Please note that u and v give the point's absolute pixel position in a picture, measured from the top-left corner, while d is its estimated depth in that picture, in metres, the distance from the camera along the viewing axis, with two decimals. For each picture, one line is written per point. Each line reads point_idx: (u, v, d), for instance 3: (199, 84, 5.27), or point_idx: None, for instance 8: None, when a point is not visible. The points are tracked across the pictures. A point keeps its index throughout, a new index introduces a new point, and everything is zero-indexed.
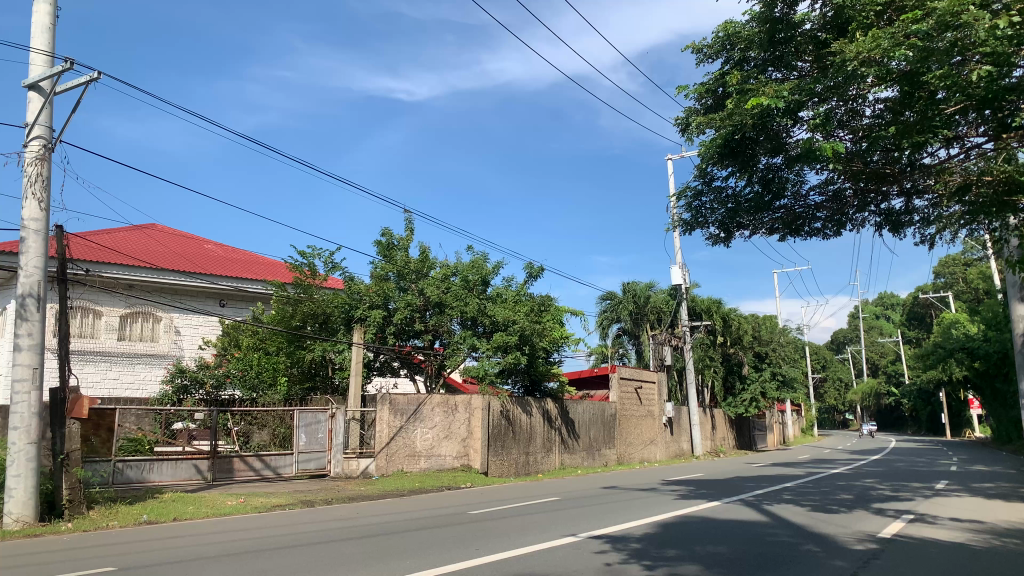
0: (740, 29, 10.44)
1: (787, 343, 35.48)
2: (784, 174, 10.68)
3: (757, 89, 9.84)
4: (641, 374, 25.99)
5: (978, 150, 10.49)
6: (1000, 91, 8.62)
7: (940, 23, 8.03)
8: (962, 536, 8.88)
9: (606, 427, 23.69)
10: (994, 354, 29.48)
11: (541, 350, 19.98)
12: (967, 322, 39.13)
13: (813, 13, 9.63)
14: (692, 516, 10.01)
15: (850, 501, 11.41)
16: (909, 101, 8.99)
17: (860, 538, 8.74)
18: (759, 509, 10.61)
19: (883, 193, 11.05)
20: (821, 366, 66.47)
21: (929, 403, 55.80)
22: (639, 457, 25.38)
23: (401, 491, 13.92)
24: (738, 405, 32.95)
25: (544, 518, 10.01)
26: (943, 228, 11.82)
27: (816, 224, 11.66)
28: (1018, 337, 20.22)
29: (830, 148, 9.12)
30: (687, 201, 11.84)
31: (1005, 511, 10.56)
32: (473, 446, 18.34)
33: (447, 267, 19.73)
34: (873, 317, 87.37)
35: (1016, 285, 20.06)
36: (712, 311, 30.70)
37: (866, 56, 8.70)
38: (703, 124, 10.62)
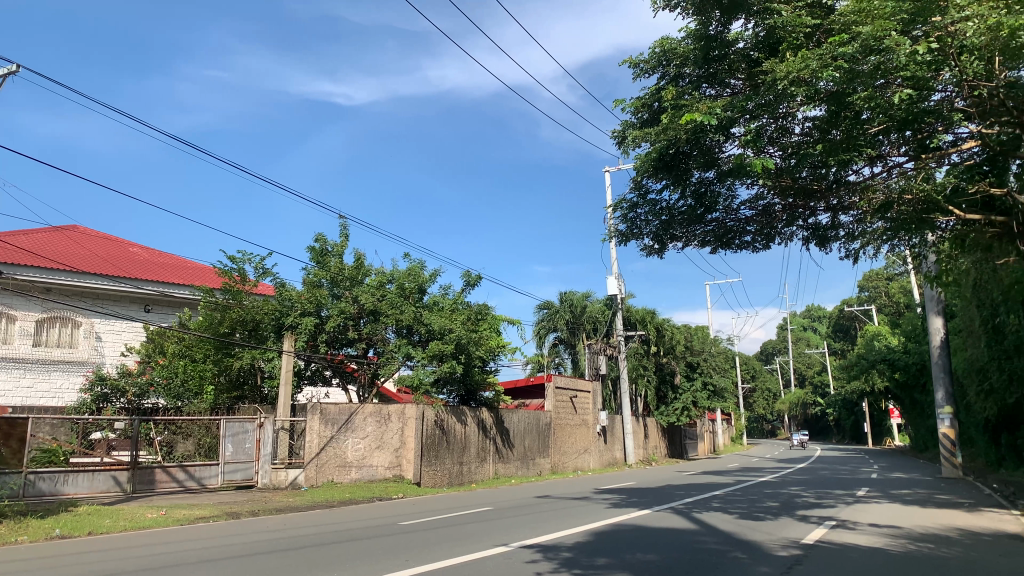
0: (676, 45, 10.54)
1: (718, 353, 36.29)
2: (715, 188, 10.89)
3: (691, 105, 10.04)
4: (576, 383, 26.17)
5: (899, 170, 10.89)
6: (920, 113, 9.06)
7: (864, 47, 8.42)
8: (881, 541, 9.18)
9: (541, 436, 23.75)
10: (913, 365, 30.74)
11: (478, 359, 19.89)
12: (888, 334, 40.63)
13: (746, 32, 9.84)
14: (622, 525, 10.10)
15: (776, 508, 11.67)
16: (836, 120, 9.31)
17: (784, 544, 8.95)
18: (688, 517, 10.77)
19: (811, 208, 11.42)
20: (751, 376, 68.04)
21: (852, 412, 57.74)
22: (573, 466, 25.50)
23: (330, 501, 13.66)
24: (669, 413, 33.41)
25: (475, 528, 9.96)
26: (867, 243, 12.24)
27: (746, 237, 11.94)
28: (936, 349, 21.03)
29: (760, 164, 9.33)
30: (622, 212, 11.97)
31: (921, 517, 10.97)
32: (405, 457, 17.89)
33: (383, 274, 19.55)
34: (801, 329, 90.03)
35: (933, 299, 20.89)
36: (646, 321, 31.16)
37: (795, 75, 8.96)
38: (638, 138, 10.75)
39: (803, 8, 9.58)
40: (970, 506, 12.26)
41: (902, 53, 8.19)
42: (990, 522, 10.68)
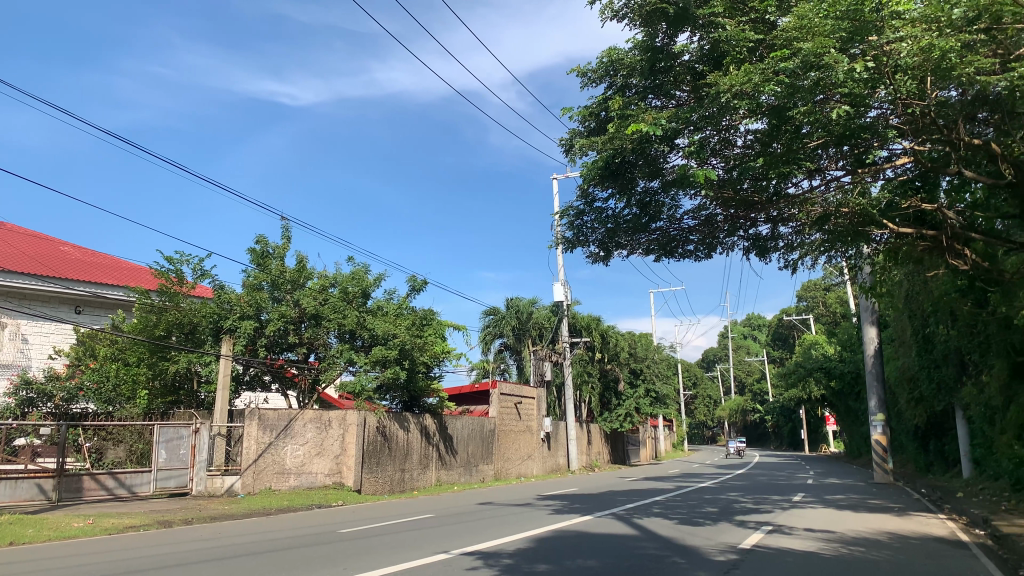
0: (623, 55, 10.70)
1: (661, 360, 36.79)
2: (660, 198, 11.02)
3: (638, 115, 10.16)
4: (521, 390, 26.21)
5: (837, 183, 11.18)
6: (857, 128, 9.34)
7: (805, 62, 8.65)
8: (814, 545, 9.39)
9: (484, 442, 23.70)
10: (848, 374, 31.65)
11: (422, 365, 19.78)
12: (825, 342, 41.71)
13: (691, 44, 10.00)
14: (564, 531, 10.10)
15: (714, 513, 11.84)
16: (777, 133, 9.52)
17: (722, 549, 9.07)
18: (629, 523, 10.85)
19: (752, 219, 11.66)
20: (693, 383, 69.08)
21: (789, 419, 59.11)
22: (516, 472, 25.50)
23: (268, 509, 13.38)
24: (613, 420, 33.93)
25: (416, 535, 9.86)
26: (805, 254, 12.54)
27: (689, 246, 12.12)
28: (869, 358, 21.64)
29: (703, 174, 9.48)
30: (569, 219, 12.02)
31: (853, 521, 11.27)
32: (346, 464, 17.92)
33: (325, 277, 19.28)
34: (742, 337, 91.88)
35: (868, 309, 21.55)
36: (591, 328, 31.38)
37: (738, 89, 9.12)
38: (585, 146, 10.80)
39: (747, 22, 9.81)
40: (899, 510, 12.65)
41: (840, 70, 8.47)
42: (918, 526, 11.04)
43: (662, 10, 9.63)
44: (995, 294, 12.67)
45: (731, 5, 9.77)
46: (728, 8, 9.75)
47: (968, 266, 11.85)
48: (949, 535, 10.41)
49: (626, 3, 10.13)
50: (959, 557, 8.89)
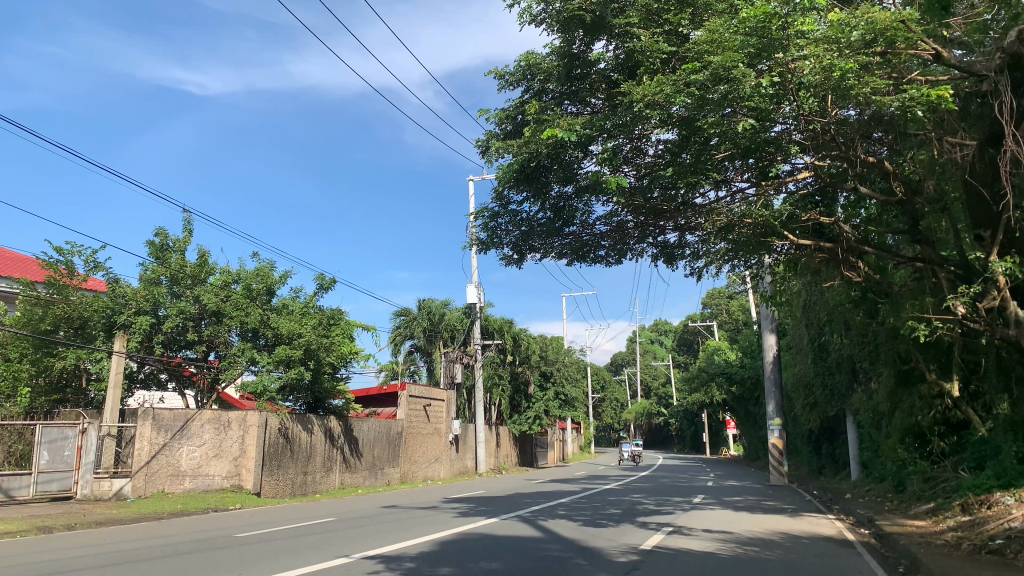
0: (541, 60, 10.78)
1: (571, 364, 37.26)
2: (573, 203, 11.10)
3: (553, 120, 10.21)
4: (430, 392, 26.08)
5: (741, 195, 11.54)
6: (762, 142, 9.70)
7: (714, 75, 8.88)
8: (712, 546, 9.66)
9: (391, 445, 23.42)
10: (748, 379, 32.85)
11: (328, 365, 19.39)
12: (728, 348, 43.11)
13: (607, 53, 10.15)
14: (468, 534, 10.05)
15: (618, 515, 12.03)
16: (686, 144, 9.73)
17: (624, 550, 9.21)
18: (534, 525, 10.90)
19: (660, 227, 11.92)
20: (601, 387, 70.32)
21: (693, 423, 60.86)
22: (423, 475, 25.28)
23: (159, 513, 12.80)
24: (522, 422, 34.14)
25: (316, 539, 9.62)
26: (710, 262, 12.91)
27: (600, 251, 12.30)
28: (769, 364, 22.38)
29: (615, 181, 9.62)
30: (483, 221, 11.96)
31: (749, 522, 11.64)
32: (245, 466, 17.40)
33: (228, 273, 18.64)
34: (649, 342, 94.15)
35: (768, 317, 22.31)
36: (503, 330, 31.47)
37: (650, 99, 9.29)
38: (500, 148, 10.78)
39: (660, 33, 9.96)
40: (792, 511, 13.16)
41: (747, 84, 8.71)
42: (809, 526, 11.50)
43: (580, 17, 9.84)
44: (885, 305, 13.43)
45: (647, 15, 9.89)
46: (643, 17, 9.87)
47: (861, 278, 12.51)
48: (837, 534, 10.90)
49: (544, 9, 10.20)
50: (845, 555, 9.32)
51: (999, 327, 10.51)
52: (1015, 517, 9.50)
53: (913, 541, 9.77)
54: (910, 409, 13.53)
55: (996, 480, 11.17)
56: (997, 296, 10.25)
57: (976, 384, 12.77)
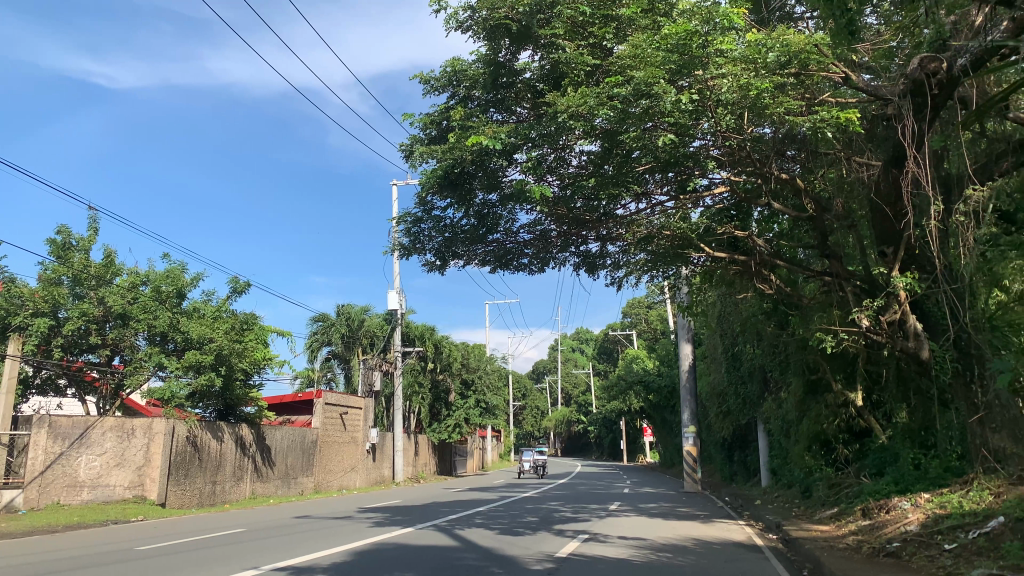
0: (467, 66, 10.73)
1: (492, 371, 37.32)
2: (498, 210, 11.10)
3: (478, 128, 10.16)
4: (347, 399, 25.70)
5: (661, 207, 11.74)
6: (682, 156, 9.93)
7: (636, 90, 9.02)
8: (626, 552, 9.78)
9: (305, 454, 22.92)
10: (665, 388, 33.57)
11: (240, 372, 18.92)
12: (647, 356, 43.82)
13: (533, 63, 10.23)
14: (382, 544, 9.90)
15: (534, 523, 12.06)
16: (609, 156, 9.86)
17: (539, 558, 9.23)
18: (450, 534, 10.82)
19: (582, 236, 12.03)
20: (522, 394, 70.56)
21: (611, 431, 61.76)
22: (337, 485, 24.80)
23: (54, 526, 12.14)
24: (442, 430, 33.99)
25: (223, 551, 9.29)
26: (631, 273, 13.09)
27: (523, 259, 12.35)
28: (685, 373, 22.80)
29: (538, 191, 9.67)
30: (406, 226, 11.79)
31: (662, 529, 11.84)
32: (149, 476, 16.66)
33: (136, 274, 17.91)
34: (571, 350, 95.19)
35: (684, 327, 22.72)
36: (424, 337, 31.23)
37: (574, 110, 9.38)
38: (425, 154, 10.68)
39: (585, 46, 10.04)
40: (704, 518, 13.44)
41: (667, 100, 8.87)
42: (720, 532, 11.77)
43: (506, 26, 9.98)
44: (795, 317, 13.93)
45: (572, 28, 9.94)
46: (569, 29, 9.93)
47: (773, 290, 12.99)
48: (746, 539, 11.20)
49: (471, 16, 10.19)
50: (753, 560, 9.57)
51: (900, 339, 11.08)
52: (911, 522, 9.96)
53: (817, 545, 10.12)
54: (817, 417, 13.99)
55: (894, 485, 11.71)
56: (897, 309, 10.86)
57: (877, 394, 13.42)
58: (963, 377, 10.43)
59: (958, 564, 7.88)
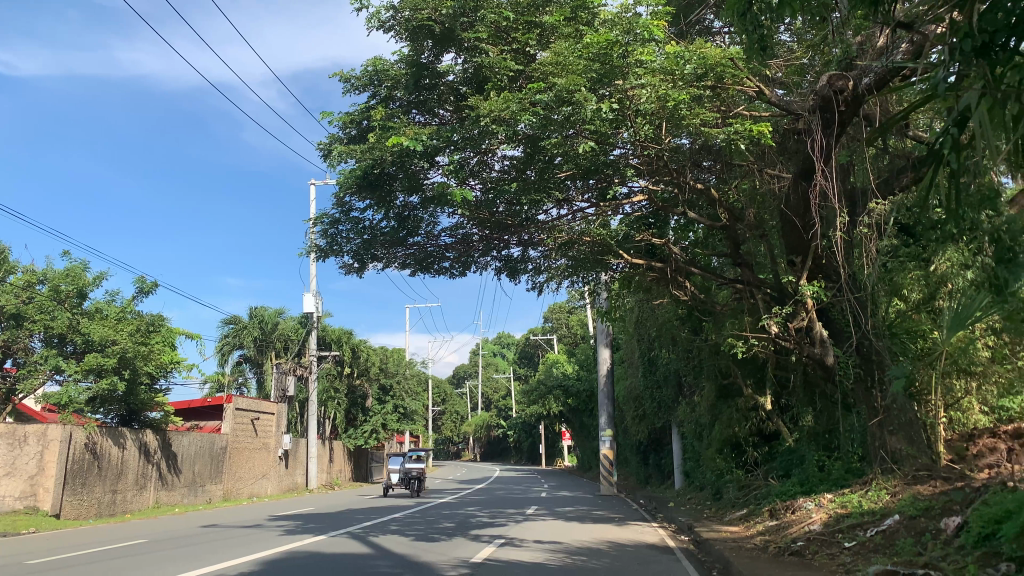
0: (389, 67, 10.56)
1: (411, 376, 37.07)
2: (419, 213, 10.97)
3: (399, 128, 10.01)
4: (259, 405, 25.10)
5: (582, 213, 11.83)
6: (602, 164, 10.08)
7: (558, 97, 9.09)
8: (541, 556, 9.82)
9: (213, 461, 22.17)
10: (584, 392, 34.13)
11: (146, 376, 18.17)
12: (566, 361, 44.23)
13: (456, 66, 10.17)
14: (293, 552, 9.65)
15: (451, 528, 11.97)
16: (531, 161, 9.89)
17: (454, 564, 9.16)
18: (363, 541, 10.63)
19: (504, 241, 12.04)
20: (442, 399, 70.34)
21: (530, 435, 62.29)
22: (247, 492, 24.06)
23: None
24: (358, 436, 33.51)
25: (122, 564, 8.87)
26: (552, 278, 13.19)
27: (445, 263, 12.28)
28: (605, 377, 23.09)
29: (460, 194, 9.61)
30: (323, 227, 11.52)
31: (577, 532, 11.92)
32: (42, 485, 15.80)
33: (32, 272, 16.94)
34: (492, 354, 95.46)
35: (604, 332, 23.01)
36: (342, 341, 30.69)
37: (497, 115, 9.30)
38: (344, 153, 10.48)
39: (508, 51, 10.06)
40: (619, 520, 13.61)
41: (588, 107, 8.94)
42: (634, 534, 11.94)
43: (428, 27, 9.86)
44: (709, 323, 14.35)
45: (495, 32, 9.94)
46: (492, 34, 9.94)
47: (688, 297, 13.34)
48: (659, 541, 11.39)
49: (393, 15, 10.09)
50: (665, 562, 9.74)
51: (806, 345, 11.56)
52: (814, 521, 10.32)
53: (727, 546, 10.37)
54: (729, 420, 14.39)
55: (799, 486, 12.13)
56: (805, 317, 11.31)
57: (785, 398, 13.92)
58: (865, 381, 10.91)
59: (857, 561, 8.21)
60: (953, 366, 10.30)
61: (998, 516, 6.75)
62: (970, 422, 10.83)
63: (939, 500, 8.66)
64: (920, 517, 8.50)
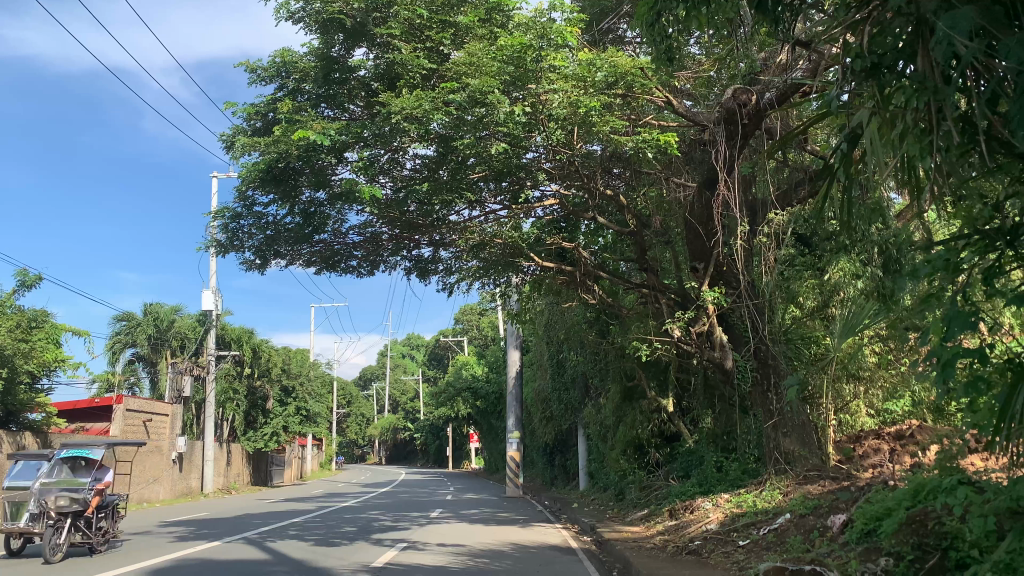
0: (297, 59, 10.28)
1: (314, 378, 36.29)
2: (326, 210, 10.65)
3: (306, 122, 9.73)
4: (152, 405, 24.13)
5: (494, 215, 11.82)
6: (514, 167, 10.06)
7: (471, 98, 9.00)
8: (444, 559, 9.74)
9: (100, 465, 21.05)
10: (492, 394, 34.28)
11: (25, 374, 17.09)
12: (475, 363, 44.22)
13: (367, 61, 9.97)
14: (184, 560, 9.26)
15: (352, 532, 11.77)
16: (443, 161, 9.71)
17: (354, 569, 8.99)
18: (260, 546, 10.33)
19: (414, 241, 11.89)
20: (346, 401, 69.09)
21: (437, 437, 61.96)
22: (137, 498, 22.96)
23: None
24: (257, 439, 32.51)
25: None
26: (462, 279, 13.16)
27: (351, 261, 12.07)
28: (514, 379, 23.18)
29: (369, 192, 9.42)
30: (223, 222, 11.10)
31: (482, 534, 11.91)
32: None
33: None
34: (400, 356, 94.58)
35: (514, 334, 23.05)
36: (242, 341, 29.75)
37: (408, 113, 9.05)
38: (248, 146, 10.13)
39: (422, 49, 9.93)
40: (523, 522, 13.69)
41: (501, 110, 8.99)
42: (538, 536, 12.01)
43: (339, 20, 9.64)
44: (616, 326, 14.66)
45: (409, 30, 9.82)
46: (405, 31, 9.79)
47: (596, 300, 13.54)
48: (561, 542, 11.50)
49: (303, 7, 9.85)
50: (567, 562, 9.85)
51: (707, 349, 11.89)
52: (711, 520, 10.62)
53: (627, 546, 10.54)
54: (632, 422, 14.65)
55: (699, 486, 12.45)
56: (706, 321, 11.63)
57: (686, 400, 14.29)
58: (761, 385, 11.29)
59: (750, 559, 8.48)
60: (842, 371, 10.79)
61: (880, 513, 7.08)
62: (858, 425, 11.38)
63: (827, 499, 9.02)
64: (809, 515, 8.85)
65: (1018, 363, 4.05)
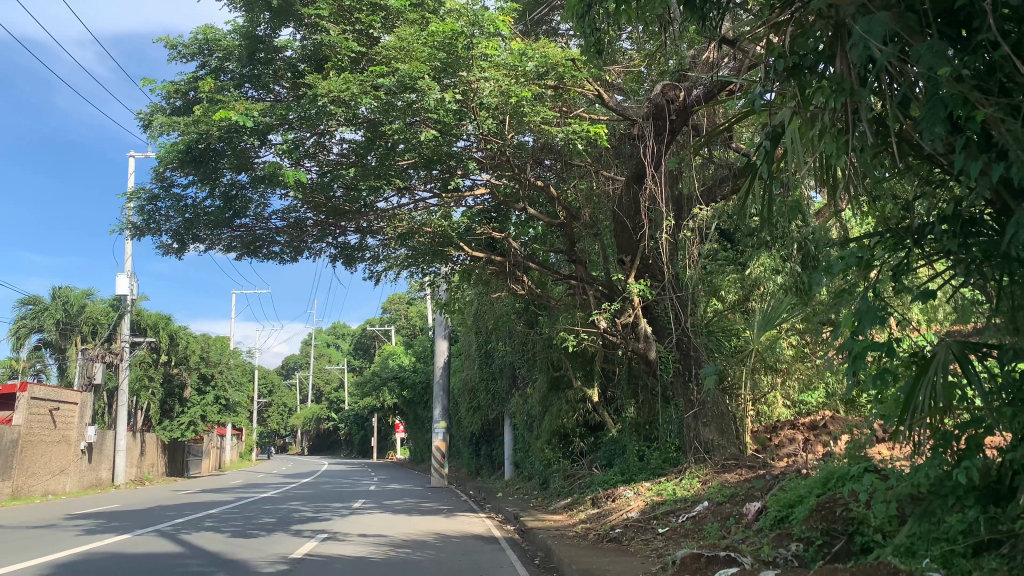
0: (220, 36, 9.91)
1: (233, 365, 35.41)
2: (247, 194, 10.36)
3: (228, 102, 9.40)
4: (60, 393, 23.14)
5: (423, 203, 11.68)
6: (444, 155, 9.93)
7: (400, 82, 8.85)
8: (365, 550, 9.63)
9: (2, 456, 20.01)
10: (418, 383, 34.09)
11: None
12: (401, 352, 43.81)
13: (294, 41, 9.66)
14: (92, 554, 8.91)
15: (271, 524, 11.52)
16: (370, 147, 9.53)
17: (271, 560, 8.80)
18: (174, 539, 10.01)
19: (340, 227, 11.66)
20: (268, 391, 67.62)
21: (362, 427, 61.30)
22: (42, 490, 21.92)
23: None
24: (173, 428, 31.53)
25: None
26: (390, 267, 12.99)
27: (274, 247, 11.77)
28: (441, 369, 23.06)
29: (293, 175, 9.16)
30: (139, 203, 10.65)
31: (405, 525, 11.82)
32: None
33: None
34: (325, 345, 93.04)
35: (441, 324, 22.90)
36: (159, 327, 28.77)
37: (335, 96, 8.85)
38: (167, 125, 9.74)
39: (351, 31, 9.72)
40: (447, 512, 13.67)
41: (431, 96, 8.85)
42: (461, 526, 12.00)
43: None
44: (544, 317, 14.74)
45: (338, 11, 9.61)
46: (333, 12, 9.57)
47: (525, 291, 13.58)
48: (484, 532, 11.51)
49: None
50: (489, 552, 9.86)
51: (632, 341, 12.10)
52: (632, 508, 10.80)
53: (550, 535, 10.62)
54: (558, 412, 14.76)
55: (621, 475, 12.65)
56: (631, 313, 11.82)
57: (611, 389, 14.50)
58: (683, 376, 11.55)
59: (668, 546, 8.65)
60: (760, 363, 11.10)
61: (792, 500, 7.34)
62: (774, 415, 11.73)
63: (743, 487, 9.29)
64: (725, 502, 9.08)
65: (922, 356, 4.22)
